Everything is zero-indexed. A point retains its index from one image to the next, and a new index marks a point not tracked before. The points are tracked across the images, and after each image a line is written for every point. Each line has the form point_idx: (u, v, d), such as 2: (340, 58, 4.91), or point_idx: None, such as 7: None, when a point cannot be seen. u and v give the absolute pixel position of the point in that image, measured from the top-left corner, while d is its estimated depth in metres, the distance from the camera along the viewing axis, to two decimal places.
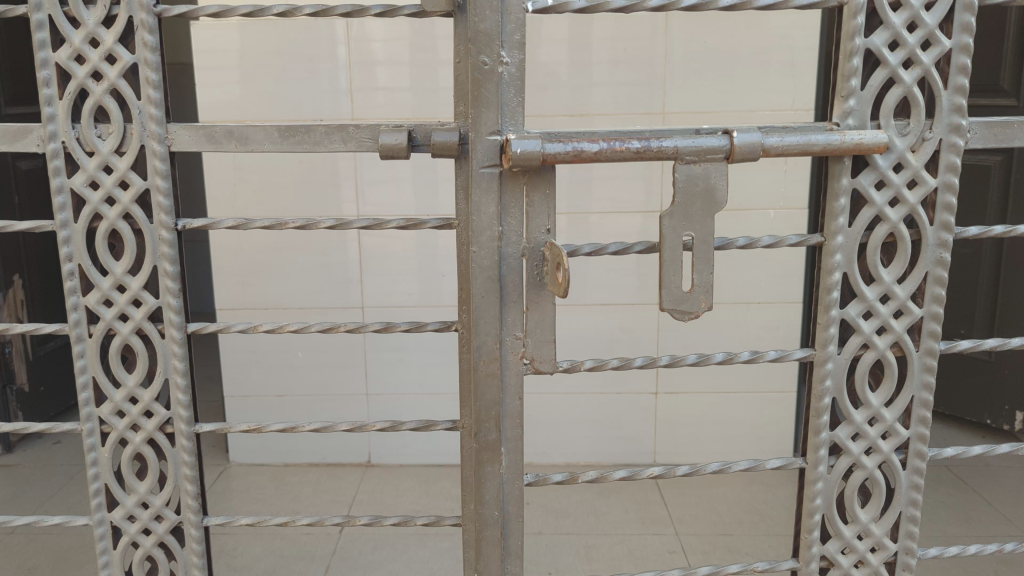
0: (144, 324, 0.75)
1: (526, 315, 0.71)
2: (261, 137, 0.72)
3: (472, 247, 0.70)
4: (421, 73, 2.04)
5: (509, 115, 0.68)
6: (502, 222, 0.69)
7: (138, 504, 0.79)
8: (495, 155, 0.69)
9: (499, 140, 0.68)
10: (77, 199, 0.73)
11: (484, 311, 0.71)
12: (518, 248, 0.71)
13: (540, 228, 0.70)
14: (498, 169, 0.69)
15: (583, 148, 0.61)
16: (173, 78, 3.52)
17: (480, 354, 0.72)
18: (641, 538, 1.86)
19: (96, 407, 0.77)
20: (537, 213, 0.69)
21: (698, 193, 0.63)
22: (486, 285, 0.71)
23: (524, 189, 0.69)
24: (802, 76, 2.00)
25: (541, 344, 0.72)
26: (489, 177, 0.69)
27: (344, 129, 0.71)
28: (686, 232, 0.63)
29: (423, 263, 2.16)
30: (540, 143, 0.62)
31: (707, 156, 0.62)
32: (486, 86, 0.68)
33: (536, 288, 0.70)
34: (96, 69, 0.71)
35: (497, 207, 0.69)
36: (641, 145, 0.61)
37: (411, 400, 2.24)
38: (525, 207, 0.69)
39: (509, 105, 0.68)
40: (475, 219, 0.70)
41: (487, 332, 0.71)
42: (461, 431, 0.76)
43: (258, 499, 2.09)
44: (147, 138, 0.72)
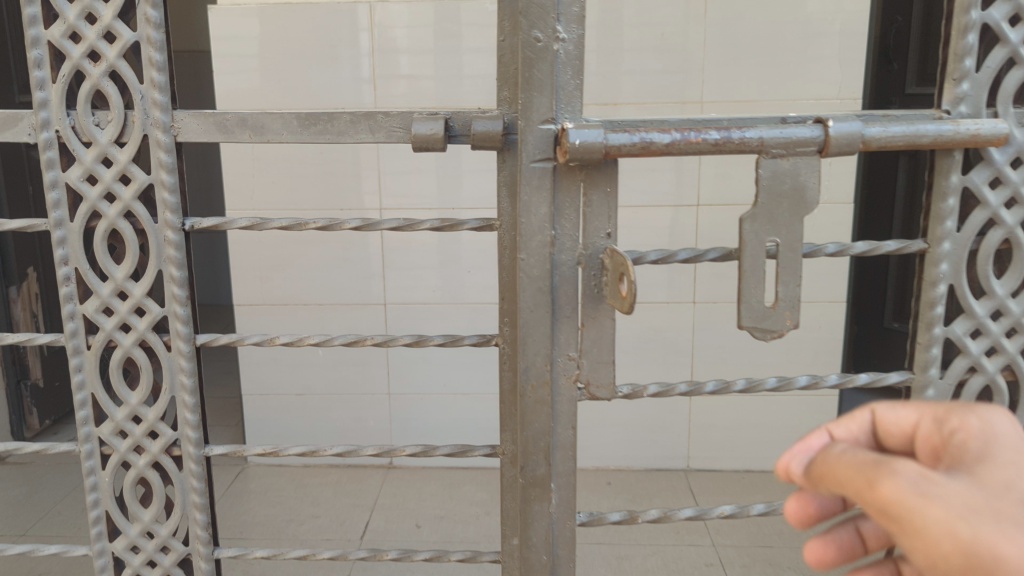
0: (147, 335, 0.67)
1: (580, 333, 0.63)
2: (278, 126, 0.63)
3: (520, 255, 0.62)
4: (446, 59, 1.95)
5: (566, 101, 0.60)
6: (555, 226, 0.62)
7: (141, 533, 0.71)
8: (548, 146, 0.60)
9: (553, 129, 0.60)
10: (73, 195, 0.65)
11: (533, 325, 0.63)
12: (574, 256, 0.62)
13: (600, 232, 0.61)
14: (551, 163, 0.61)
15: (652, 139, 0.55)
16: (191, 65, 3.45)
17: (528, 378, 0.64)
18: (676, 549, 1.77)
19: (95, 426, 0.69)
20: (595, 215, 0.61)
21: (786, 192, 0.56)
22: (538, 294, 0.63)
23: (580, 185, 0.61)
24: (849, 63, 1.89)
25: (597, 365, 0.64)
26: (541, 173, 0.61)
27: (372, 117, 0.62)
28: (770, 238, 0.56)
29: (448, 258, 2.08)
30: (601, 134, 0.56)
31: (797, 149, 0.55)
32: (538, 68, 0.60)
33: (592, 302, 0.62)
34: (93, 48, 0.63)
35: (550, 207, 0.61)
36: (721, 136, 0.55)
37: (435, 400, 2.16)
38: (581, 207, 0.61)
39: (565, 89, 0.60)
40: (524, 222, 0.62)
41: (536, 351, 0.64)
42: (502, 459, 0.68)
43: (277, 502, 2.02)
44: (151, 126, 0.64)
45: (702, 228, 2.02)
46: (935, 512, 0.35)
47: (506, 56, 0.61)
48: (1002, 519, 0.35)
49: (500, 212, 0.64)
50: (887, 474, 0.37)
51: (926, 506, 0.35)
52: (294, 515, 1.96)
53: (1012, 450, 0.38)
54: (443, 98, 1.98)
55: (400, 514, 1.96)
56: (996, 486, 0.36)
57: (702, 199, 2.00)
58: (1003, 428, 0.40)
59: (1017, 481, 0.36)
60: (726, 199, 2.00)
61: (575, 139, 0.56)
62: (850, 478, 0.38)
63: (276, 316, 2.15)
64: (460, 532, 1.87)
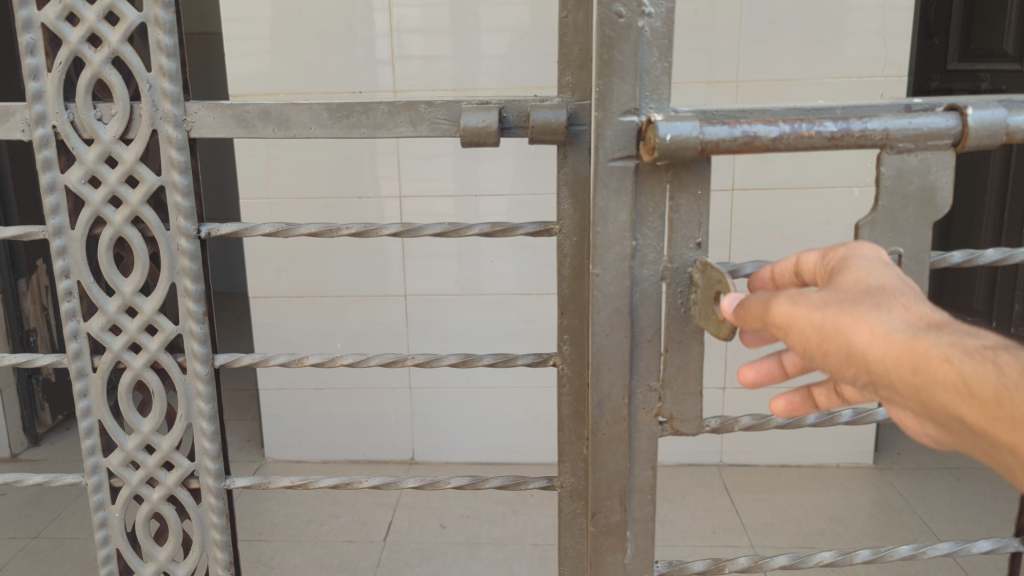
0: (160, 355, 0.59)
1: (662, 358, 0.60)
2: (305, 118, 0.55)
3: (594, 270, 0.59)
4: (467, 38, 1.86)
5: (650, 87, 0.56)
6: (636, 236, 0.58)
7: (156, 574, 0.64)
8: (628, 140, 0.56)
9: (636, 121, 0.56)
10: (74, 199, 0.58)
11: (608, 350, 0.60)
12: (656, 269, 0.59)
13: (688, 242, 0.57)
14: (631, 161, 0.57)
15: (754, 134, 0.53)
16: (200, 48, 3.37)
17: (601, 412, 0.61)
18: (713, 550, 1.70)
19: (103, 457, 0.62)
20: (682, 222, 0.57)
21: (911, 191, 0.55)
22: (613, 316, 0.59)
23: (666, 188, 0.57)
24: (894, 39, 1.79)
25: (681, 398, 0.60)
26: (621, 174, 0.57)
27: (414, 108, 0.54)
28: (895, 248, 0.56)
29: (470, 247, 2.00)
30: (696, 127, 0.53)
31: (925, 142, 0.54)
32: (619, 47, 0.55)
33: (676, 325, 0.59)
34: (94, 31, 0.55)
35: (631, 214, 0.57)
36: (837, 128, 0.53)
37: (458, 394, 2.09)
38: (667, 214, 0.57)
39: (650, 73, 0.56)
40: (599, 231, 0.58)
41: (609, 382, 0.60)
42: (563, 492, 0.65)
43: (297, 500, 1.96)
44: (161, 120, 0.56)
45: (736, 214, 1.93)
46: (801, 312, 0.45)
47: (571, 33, 0.57)
48: (848, 298, 0.45)
49: (564, 219, 0.59)
50: (775, 300, 0.48)
51: (795, 311, 0.46)
52: (315, 515, 1.89)
53: (882, 260, 0.48)
54: (463, 79, 1.89)
55: (424, 514, 1.89)
56: (851, 287, 0.46)
57: (736, 184, 1.91)
58: (873, 251, 0.49)
59: (871, 275, 0.46)
60: (762, 183, 1.91)
61: (666, 135, 0.53)
62: (749, 307, 0.49)
63: (293, 308, 2.08)
64: (487, 533, 1.81)
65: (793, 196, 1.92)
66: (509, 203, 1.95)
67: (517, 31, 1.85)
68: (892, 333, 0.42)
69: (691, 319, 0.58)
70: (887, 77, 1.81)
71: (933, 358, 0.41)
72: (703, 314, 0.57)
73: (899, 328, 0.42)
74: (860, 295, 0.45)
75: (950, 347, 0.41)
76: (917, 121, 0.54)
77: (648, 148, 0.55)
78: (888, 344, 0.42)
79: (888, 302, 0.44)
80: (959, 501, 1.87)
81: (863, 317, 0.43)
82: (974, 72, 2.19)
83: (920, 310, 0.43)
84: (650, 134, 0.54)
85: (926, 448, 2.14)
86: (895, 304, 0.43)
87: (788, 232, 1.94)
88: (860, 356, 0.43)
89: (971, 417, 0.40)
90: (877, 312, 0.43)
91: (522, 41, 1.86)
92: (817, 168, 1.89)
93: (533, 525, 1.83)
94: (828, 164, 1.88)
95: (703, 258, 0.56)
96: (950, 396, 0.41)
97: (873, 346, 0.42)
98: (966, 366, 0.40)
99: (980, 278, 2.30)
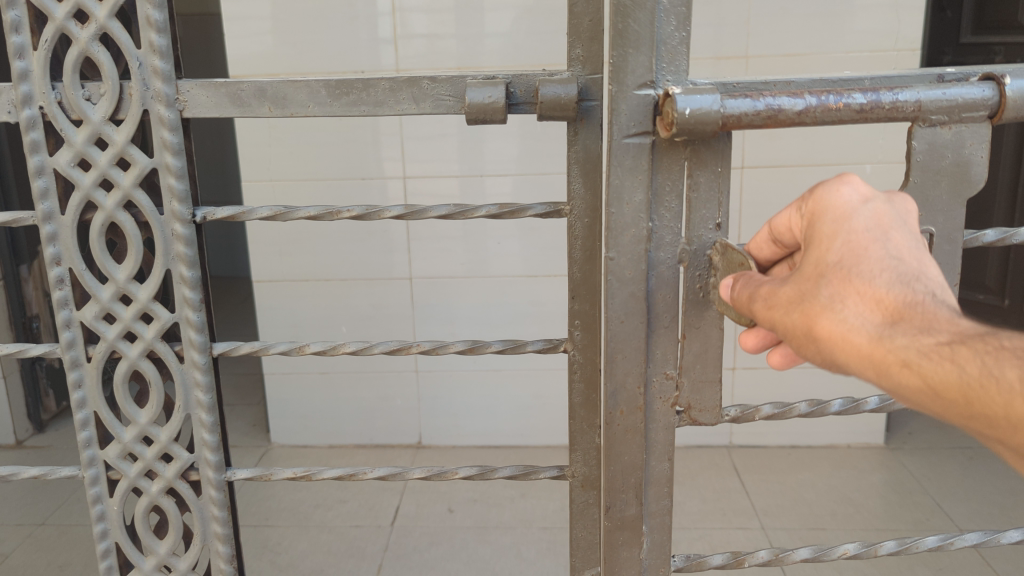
0: (156, 344, 0.57)
1: (680, 345, 0.57)
2: (302, 96, 0.53)
3: (607, 253, 0.56)
4: (471, 15, 1.83)
5: (666, 59, 0.53)
6: (652, 217, 0.55)
7: (157, 568, 0.62)
8: (644, 115, 0.53)
9: (651, 94, 0.53)
10: (64, 183, 0.56)
11: (624, 338, 0.57)
12: (673, 253, 0.56)
13: (706, 223, 0.55)
14: (646, 137, 0.54)
15: (777, 108, 0.50)
16: (199, 29, 3.34)
17: (616, 403, 0.59)
18: (723, 533, 1.68)
19: (100, 449, 0.60)
20: (701, 201, 0.55)
21: (946, 167, 0.53)
22: (629, 302, 0.57)
23: (684, 164, 0.55)
24: (908, 11, 1.74)
25: (699, 386, 0.58)
26: (638, 150, 0.54)
27: (415, 84, 0.52)
28: (926, 226, 0.54)
29: (477, 229, 1.97)
30: (716, 100, 0.50)
31: (962, 114, 0.52)
32: (633, 17, 0.52)
33: (693, 311, 0.57)
34: (81, 7, 0.53)
35: (647, 193, 0.55)
36: (866, 100, 0.50)
37: (465, 377, 2.07)
38: (685, 193, 0.55)
39: (667, 43, 0.53)
40: (614, 212, 0.55)
41: (625, 369, 0.58)
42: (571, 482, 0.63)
43: (304, 485, 1.95)
44: (152, 100, 0.53)
45: (746, 192, 1.90)
46: (774, 316, 0.45)
47: (581, 2, 0.52)
48: (809, 298, 0.44)
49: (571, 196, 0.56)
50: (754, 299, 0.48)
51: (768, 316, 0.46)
52: (322, 500, 1.88)
53: (848, 220, 0.45)
54: (468, 57, 1.86)
55: (432, 498, 1.88)
56: (813, 270, 0.45)
57: (745, 161, 1.88)
58: (847, 200, 0.46)
59: (831, 254, 0.44)
60: (771, 160, 1.88)
61: (686, 109, 0.50)
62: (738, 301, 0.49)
63: (298, 292, 2.06)
64: (495, 517, 1.79)
65: (804, 173, 1.89)
66: (515, 183, 1.92)
67: (522, 8, 1.82)
68: (854, 332, 0.42)
69: (710, 304, 0.56)
70: (899, 51, 1.77)
71: (894, 362, 0.41)
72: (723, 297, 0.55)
73: (862, 327, 0.42)
74: (818, 282, 0.44)
75: (908, 348, 0.40)
76: (952, 92, 0.51)
77: (663, 123, 0.53)
78: (853, 346, 0.42)
79: (847, 289, 0.43)
80: (972, 481, 1.85)
81: (821, 316, 0.43)
82: (988, 45, 2.14)
83: (883, 296, 0.42)
84: (669, 108, 0.51)
85: (938, 428, 2.12)
86: (852, 295, 0.43)
87: None
88: (833, 359, 0.43)
89: (949, 415, 0.41)
90: (837, 308, 0.43)
91: (527, 17, 1.83)
92: (828, 145, 1.86)
93: (542, 508, 1.82)
94: (839, 141, 1.85)
95: (724, 239, 0.54)
96: (922, 396, 0.41)
97: (840, 349, 0.42)
98: (926, 370, 0.40)
99: (992, 256, 2.28)
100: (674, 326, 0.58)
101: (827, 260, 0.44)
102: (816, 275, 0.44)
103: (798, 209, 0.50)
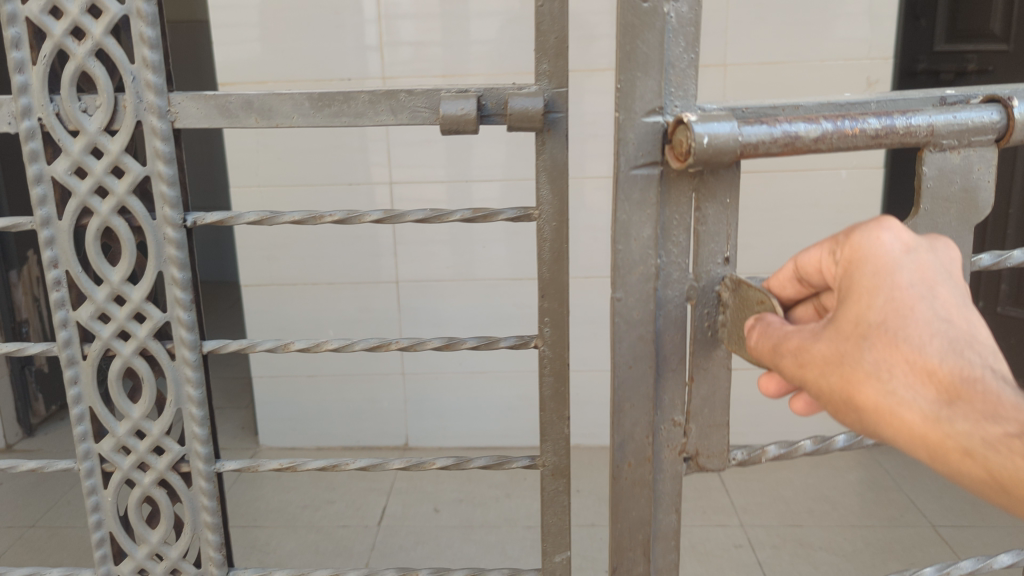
0: (148, 342, 0.60)
1: (688, 387, 0.61)
2: (286, 107, 0.56)
3: (615, 296, 0.60)
4: (455, 23, 1.86)
5: (676, 86, 0.56)
6: (659, 252, 0.59)
7: (149, 556, 0.65)
8: (653, 145, 0.56)
9: (661, 120, 0.56)
10: (61, 190, 0.59)
11: (629, 384, 0.61)
12: (681, 291, 0.59)
13: (713, 258, 0.58)
14: (653, 167, 0.57)
15: (793, 134, 0.50)
16: (186, 35, 3.36)
17: (624, 454, 0.63)
18: (703, 530, 1.72)
19: (94, 443, 0.63)
20: (709, 235, 0.58)
21: (954, 193, 0.53)
22: (636, 346, 0.60)
23: (691, 197, 0.57)
24: (881, 21, 1.79)
25: (707, 431, 0.61)
26: (644, 182, 0.57)
27: (393, 97, 0.55)
28: None
29: (463, 234, 2.01)
30: (733, 126, 0.50)
31: (970, 137, 0.52)
32: (643, 38, 0.55)
33: (700, 353, 0.59)
34: (77, 24, 0.56)
35: (655, 228, 0.58)
36: (880, 125, 0.51)
37: (451, 380, 2.11)
38: (692, 227, 0.58)
39: (675, 67, 0.56)
40: (621, 248, 0.59)
41: (633, 419, 0.62)
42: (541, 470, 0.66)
43: (292, 487, 1.98)
44: (145, 112, 0.57)
45: None
46: (811, 375, 0.42)
47: (546, 20, 0.53)
48: (853, 365, 0.40)
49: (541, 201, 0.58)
50: (788, 351, 0.44)
51: (806, 376, 0.43)
52: (311, 501, 1.91)
53: (893, 270, 0.41)
54: (453, 65, 1.90)
55: (418, 498, 1.91)
56: (853, 326, 0.41)
57: None
58: (889, 245, 0.42)
59: (877, 312, 0.40)
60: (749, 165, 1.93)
61: (703, 137, 0.50)
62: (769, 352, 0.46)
63: (286, 297, 2.09)
64: (481, 516, 1.83)
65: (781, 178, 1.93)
66: (500, 188, 1.96)
67: (505, 16, 1.86)
68: (904, 408, 0.39)
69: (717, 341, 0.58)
70: (872, 58, 1.82)
71: (952, 447, 0.37)
72: (732, 336, 0.57)
73: (915, 406, 0.38)
74: (861, 342, 0.40)
75: (967, 433, 0.37)
76: (961, 115, 0.52)
77: (676, 154, 0.54)
78: (906, 424, 0.39)
79: (895, 356, 0.39)
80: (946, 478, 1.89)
81: (867, 390, 0.40)
82: (960, 53, 2.22)
83: (940, 369, 0.38)
84: (680, 136, 0.53)
85: None
86: (901, 363, 0.39)
87: (777, 213, 1.95)
88: (881, 430, 0.40)
89: (1008, 503, 0.38)
90: (884, 379, 0.39)
91: (509, 25, 1.86)
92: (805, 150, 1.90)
93: (526, 507, 1.85)
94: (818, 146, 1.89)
95: (737, 275, 0.56)
96: (982, 482, 0.38)
97: (890, 426, 0.39)
98: (987, 462, 0.36)
99: None
100: (680, 368, 0.61)
101: (869, 319, 0.40)
102: (857, 336, 0.40)
103: (830, 250, 0.45)
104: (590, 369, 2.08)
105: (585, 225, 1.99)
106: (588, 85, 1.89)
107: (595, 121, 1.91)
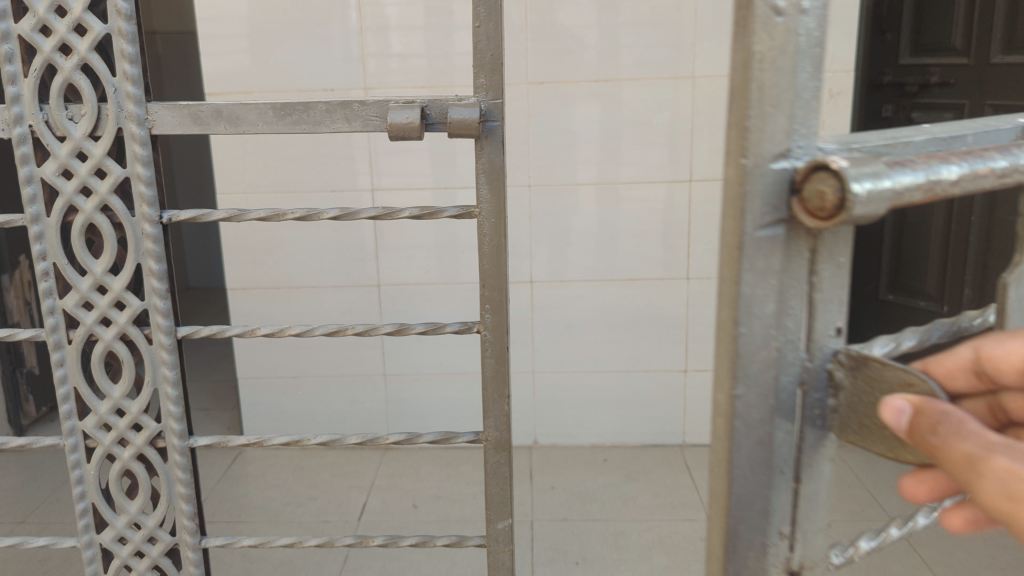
0: (128, 329, 0.67)
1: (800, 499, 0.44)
2: (253, 115, 0.63)
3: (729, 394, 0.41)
4: (437, 38, 1.93)
5: (801, 115, 0.39)
6: (782, 331, 0.40)
7: (128, 525, 0.72)
8: (778, 197, 0.38)
9: (784, 164, 0.39)
10: (49, 189, 0.65)
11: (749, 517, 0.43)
12: (793, 379, 0.41)
13: (827, 327, 0.41)
14: (774, 221, 0.39)
15: (941, 179, 0.36)
16: (176, 46, 3.43)
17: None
18: (671, 524, 1.79)
19: (79, 420, 0.69)
20: (824, 302, 0.41)
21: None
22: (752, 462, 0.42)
23: (806, 253, 0.40)
24: (843, 36, 1.88)
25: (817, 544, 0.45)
26: (768, 246, 0.39)
27: (348, 106, 0.62)
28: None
29: (443, 239, 2.07)
30: (886, 174, 0.35)
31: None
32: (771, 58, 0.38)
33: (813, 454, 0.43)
34: (64, 41, 0.62)
35: (778, 302, 0.40)
36: (1011, 159, 0.39)
37: (431, 381, 2.17)
38: (805, 295, 0.41)
39: (799, 95, 0.39)
40: (743, 332, 0.40)
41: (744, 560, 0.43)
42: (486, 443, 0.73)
43: (275, 484, 2.03)
44: (126, 120, 0.63)
45: (693, 202, 2.03)
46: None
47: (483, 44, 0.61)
48: None
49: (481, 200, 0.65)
50: (990, 473, 0.33)
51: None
52: (293, 497, 1.97)
53: None
54: (436, 77, 1.96)
55: (397, 495, 1.97)
56: None
57: (692, 174, 2.01)
58: None
59: None
60: (717, 173, 2.01)
61: (865, 190, 0.34)
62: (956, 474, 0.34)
63: (270, 301, 2.15)
64: (458, 513, 1.88)
65: None
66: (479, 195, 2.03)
67: None
68: None
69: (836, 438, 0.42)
70: (834, 71, 1.90)
71: None
72: (850, 427, 0.41)
73: None
74: None
75: None
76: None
77: (809, 210, 0.37)
78: None
79: None
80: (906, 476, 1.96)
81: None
82: (924, 66, 2.35)
83: None
84: (820, 185, 0.36)
85: None
86: None
87: None
88: None
89: None
90: None
91: None
92: None
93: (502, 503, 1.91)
94: None
95: (858, 351, 0.40)
96: None
97: None
98: None
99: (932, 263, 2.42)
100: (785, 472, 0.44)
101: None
102: None
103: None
104: (566, 370, 2.15)
105: (560, 230, 2.06)
106: (564, 96, 1.97)
107: (570, 131, 1.99)
